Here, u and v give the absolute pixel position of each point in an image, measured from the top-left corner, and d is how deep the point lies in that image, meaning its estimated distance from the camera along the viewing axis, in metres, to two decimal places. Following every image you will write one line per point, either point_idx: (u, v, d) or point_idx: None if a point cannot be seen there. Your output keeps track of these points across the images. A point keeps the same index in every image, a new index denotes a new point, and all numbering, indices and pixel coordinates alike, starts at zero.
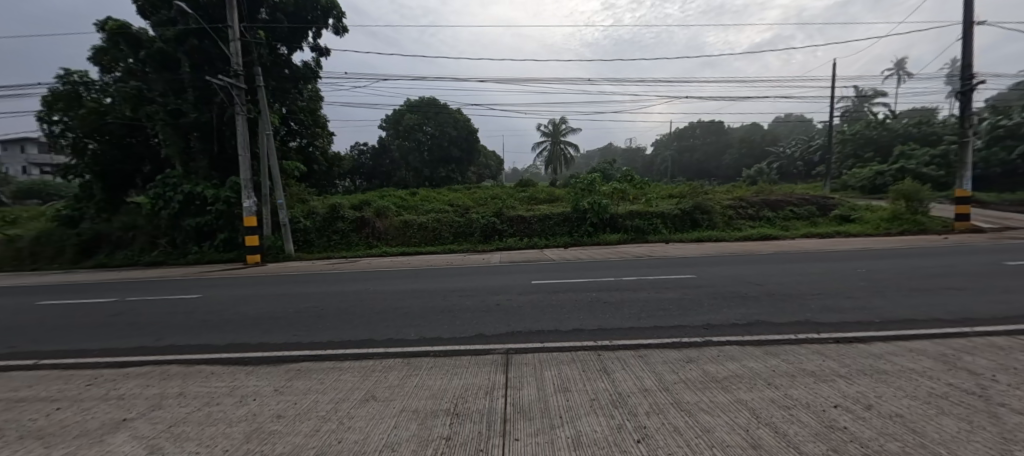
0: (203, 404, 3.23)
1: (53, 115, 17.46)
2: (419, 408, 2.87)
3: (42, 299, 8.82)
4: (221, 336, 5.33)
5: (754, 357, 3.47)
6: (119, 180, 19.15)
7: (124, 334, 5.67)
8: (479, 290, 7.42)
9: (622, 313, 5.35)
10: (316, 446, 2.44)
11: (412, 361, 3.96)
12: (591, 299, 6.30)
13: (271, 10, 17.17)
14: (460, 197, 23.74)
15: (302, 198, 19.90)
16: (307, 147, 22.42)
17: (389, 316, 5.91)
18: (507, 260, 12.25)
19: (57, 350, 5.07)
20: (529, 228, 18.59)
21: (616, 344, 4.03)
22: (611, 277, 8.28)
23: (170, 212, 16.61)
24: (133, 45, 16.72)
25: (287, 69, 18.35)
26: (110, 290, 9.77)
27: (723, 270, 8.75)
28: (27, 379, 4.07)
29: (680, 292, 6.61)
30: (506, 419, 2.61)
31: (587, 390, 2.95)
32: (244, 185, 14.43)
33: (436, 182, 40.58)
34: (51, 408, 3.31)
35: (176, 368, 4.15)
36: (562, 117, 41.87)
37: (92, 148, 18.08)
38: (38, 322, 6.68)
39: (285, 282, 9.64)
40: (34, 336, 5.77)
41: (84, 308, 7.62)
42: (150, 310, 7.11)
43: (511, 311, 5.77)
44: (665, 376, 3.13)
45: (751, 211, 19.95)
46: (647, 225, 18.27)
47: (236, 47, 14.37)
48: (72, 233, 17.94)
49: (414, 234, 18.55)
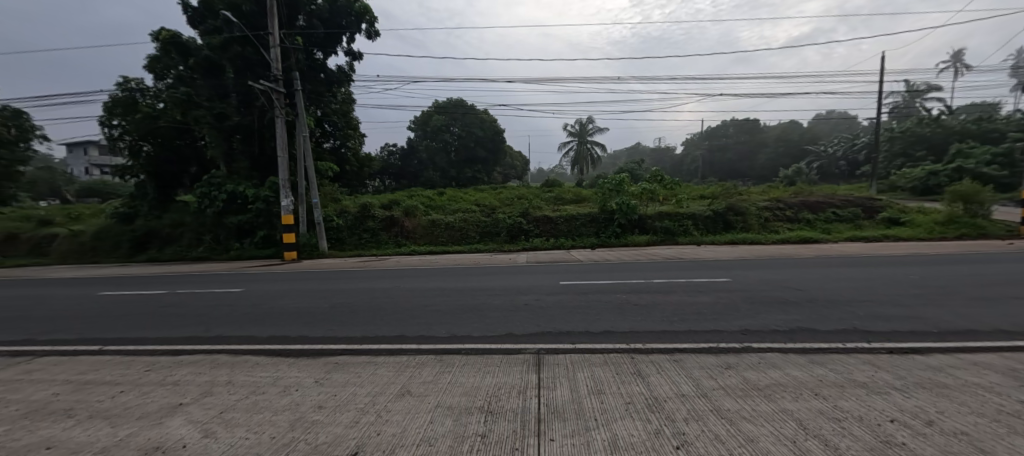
0: (249, 393, 3.41)
1: (113, 119, 18.79)
2: (453, 405, 2.91)
3: (103, 290, 9.56)
4: (263, 329, 5.58)
5: (798, 365, 3.32)
6: (169, 179, 20.42)
7: (173, 324, 6.04)
8: (507, 290, 7.45)
9: (654, 316, 5.26)
10: (357, 438, 2.52)
11: (444, 357, 4.04)
12: (620, 301, 6.21)
13: (309, 17, 17.97)
14: (486, 198, 23.95)
15: (335, 197, 20.56)
16: (340, 148, 23.16)
17: (420, 314, 6.02)
18: (534, 261, 12.25)
19: (116, 337, 5.47)
20: (555, 228, 18.57)
21: (649, 347, 3.95)
22: (641, 279, 8.13)
23: (214, 211, 17.46)
24: (183, 53, 17.78)
25: (321, 74, 18.95)
26: (164, 282, 10.52)
27: (758, 274, 8.43)
28: (92, 364, 4.40)
29: (713, 295, 6.41)
30: (540, 418, 2.61)
31: (622, 392, 2.93)
32: (282, 185, 15.02)
33: (462, 182, 41.19)
34: (115, 391, 3.58)
35: (224, 358, 4.38)
36: (589, 117, 41.47)
37: (146, 151, 19.37)
38: (100, 310, 7.24)
39: (319, 278, 10.00)
40: (98, 324, 6.27)
41: (140, 299, 8.20)
42: (199, 302, 7.57)
43: (539, 311, 5.77)
44: (703, 381, 3.05)
45: (789, 213, 19.12)
46: (676, 226, 17.88)
47: (276, 53, 15.02)
48: (128, 229, 19.29)
49: (441, 233, 18.87)
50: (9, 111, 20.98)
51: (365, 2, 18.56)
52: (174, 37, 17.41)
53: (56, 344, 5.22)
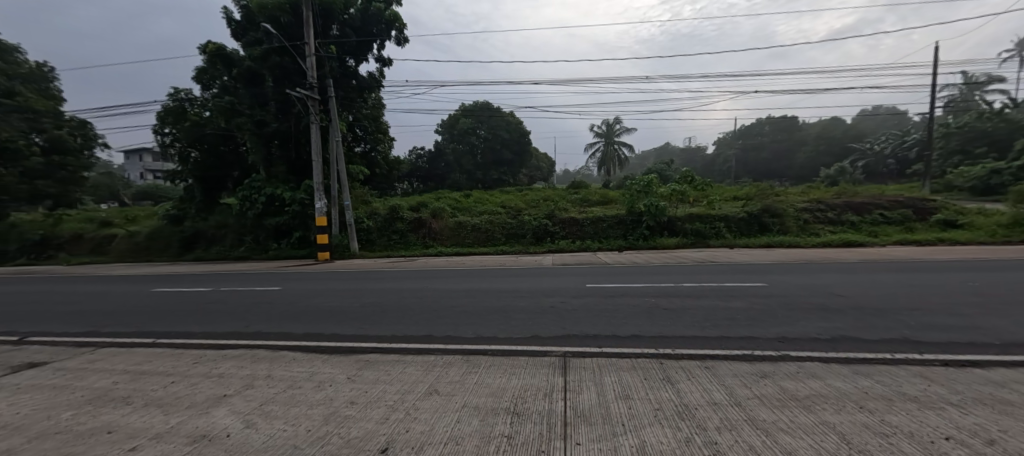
0: (287, 387, 3.58)
1: (165, 128, 20.16)
2: (480, 405, 2.95)
3: (156, 287, 10.28)
4: (298, 326, 5.84)
5: (841, 376, 3.14)
6: (214, 183, 21.71)
7: (218, 320, 6.43)
8: (532, 292, 7.45)
9: (684, 321, 5.12)
10: (387, 434, 2.60)
11: (471, 358, 4.08)
12: (649, 305, 6.08)
13: (342, 26, 18.69)
14: (512, 200, 24.01)
15: (365, 200, 21.19)
16: (370, 152, 23.90)
17: (447, 314, 6.12)
18: (560, 263, 12.19)
19: (168, 331, 5.88)
20: (581, 230, 18.38)
21: (679, 353, 3.85)
22: (670, 282, 7.91)
23: (254, 213, 18.43)
24: (228, 64, 18.89)
25: (353, 81, 19.63)
26: (210, 280, 11.20)
27: (797, 279, 8.04)
28: (146, 355, 4.75)
29: (747, 301, 6.17)
30: (566, 422, 2.60)
31: (651, 398, 2.86)
32: (317, 188, 15.66)
33: (488, 184, 41.54)
34: (167, 381, 3.85)
35: (264, 353, 4.62)
36: (616, 117, 40.86)
37: (194, 157, 20.67)
38: (154, 306, 7.80)
39: (350, 278, 10.35)
40: (152, 318, 6.76)
41: (188, 296, 8.77)
42: (241, 300, 8.01)
43: (565, 314, 5.74)
44: (736, 390, 2.94)
45: (831, 215, 18.10)
46: (708, 229, 17.32)
47: (312, 61, 15.70)
48: (178, 230, 20.70)
49: (467, 234, 19.09)
50: (75, 123, 23.08)
51: (394, 10, 19.08)
52: (220, 49, 18.53)
53: (116, 336, 5.67)
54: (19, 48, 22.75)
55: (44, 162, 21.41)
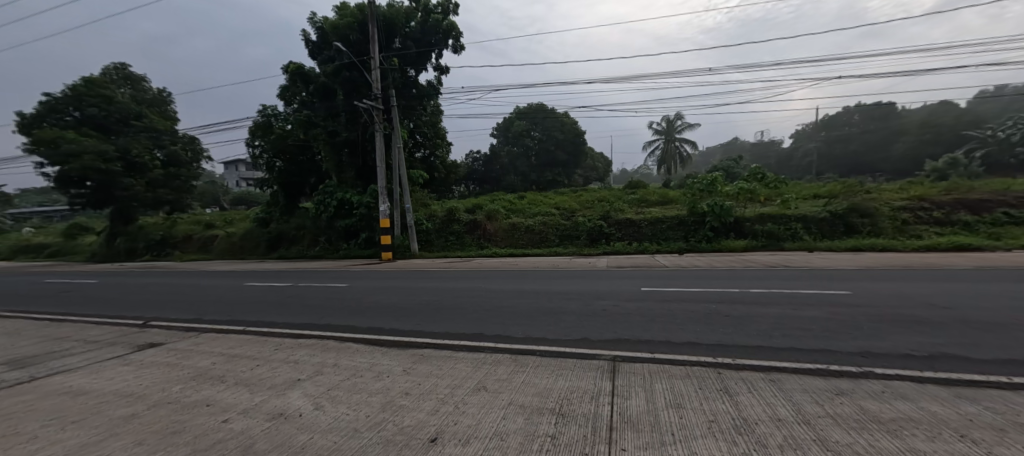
0: (350, 375, 3.90)
1: (255, 141, 22.78)
2: (525, 404, 2.98)
3: (248, 281, 11.72)
4: (362, 320, 6.32)
5: (940, 399, 2.72)
6: (294, 189, 24.13)
7: (296, 312, 7.18)
8: (584, 294, 7.34)
9: (748, 329, 4.74)
10: (436, 425, 2.74)
11: (519, 358, 4.13)
12: (709, 311, 5.71)
13: (403, 39, 19.88)
14: (566, 201, 23.74)
15: (425, 202, 22.22)
16: (430, 157, 25.05)
17: (498, 314, 6.24)
18: (615, 265, 11.86)
19: (256, 320, 6.68)
20: (638, 232, 17.71)
21: (741, 363, 3.58)
22: (736, 288, 7.34)
23: (327, 216, 20.18)
24: (306, 81, 20.93)
25: (414, 89, 20.77)
26: (290, 277, 12.50)
27: (891, 287, 7.04)
28: (238, 341, 5.45)
29: (826, 310, 5.54)
30: (611, 426, 2.55)
31: (705, 409, 2.70)
32: (381, 192, 16.78)
33: (543, 185, 41.51)
34: (254, 364, 4.39)
35: (332, 343, 5.08)
36: (677, 113, 38.76)
37: (278, 165, 23.14)
38: (246, 298, 8.91)
39: (411, 277, 10.95)
40: (244, 309, 7.72)
41: (273, 290, 9.88)
42: (315, 295, 8.84)
43: (616, 317, 5.58)
44: (804, 407, 2.67)
45: (938, 215, 15.65)
46: (782, 230, 15.83)
47: (377, 74, 16.89)
48: (265, 231, 23.34)
49: (521, 236, 19.25)
50: (187, 138, 26.94)
51: (451, 20, 19.87)
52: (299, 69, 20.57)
53: (216, 323, 6.56)
54: (145, 78, 27.20)
55: (164, 173, 25.35)
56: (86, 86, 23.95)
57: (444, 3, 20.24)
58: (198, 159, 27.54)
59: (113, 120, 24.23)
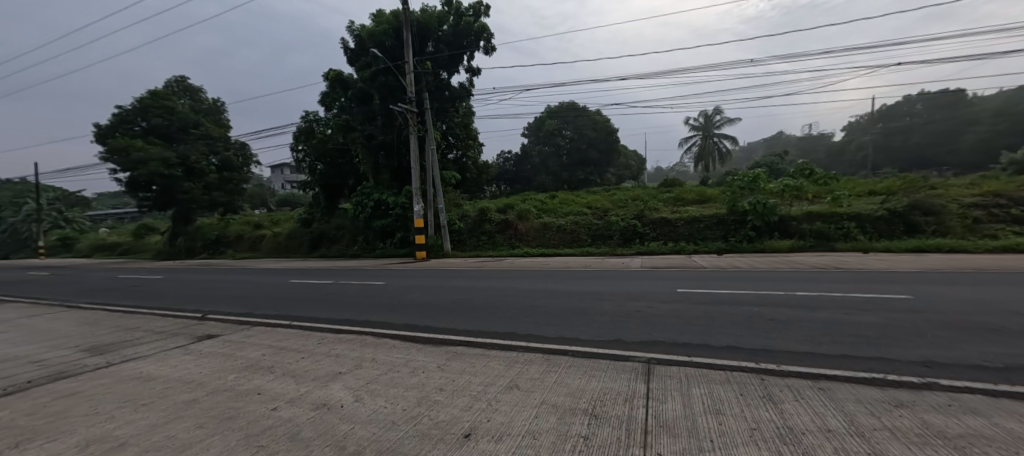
0: (387, 370, 4.05)
1: (298, 145, 24.01)
2: (557, 404, 2.98)
3: (294, 279, 12.41)
4: (398, 317, 6.54)
5: (1017, 416, 2.46)
6: (334, 191, 25.25)
7: (337, 308, 7.52)
8: (618, 295, 7.21)
9: (794, 334, 4.48)
10: (469, 421, 2.79)
11: (551, 358, 4.12)
12: (751, 314, 5.45)
13: (436, 43, 20.30)
14: (599, 200, 23.36)
15: (457, 202, 22.54)
16: (462, 158, 25.33)
17: (530, 313, 6.25)
18: (650, 266, 11.54)
19: (300, 315, 7.07)
20: (674, 231, 17.15)
21: (785, 370, 3.40)
22: (781, 291, 6.95)
23: (365, 216, 20.99)
24: (345, 87, 21.82)
25: (446, 91, 21.16)
26: (331, 274, 13.10)
27: (962, 292, 6.41)
28: (285, 334, 5.78)
29: (883, 315, 5.14)
30: (646, 430, 2.50)
31: (747, 416, 2.59)
32: (415, 193, 17.25)
33: (574, 185, 41.02)
34: (299, 357, 4.66)
35: (370, 339, 5.30)
36: (716, 107, 37.17)
37: (319, 168, 24.28)
38: (291, 294, 9.44)
39: (445, 276, 11.18)
40: (289, 304, 8.19)
41: (317, 287, 10.40)
42: (355, 292, 9.24)
43: (651, 319, 5.45)
44: (857, 418, 2.50)
45: (1015, 213, 14.22)
46: (832, 230, 14.81)
47: (411, 78, 17.37)
48: (308, 231, 24.65)
49: (553, 236, 19.17)
50: (238, 144, 28.87)
51: (482, 21, 20.09)
52: (339, 75, 21.47)
53: (265, 317, 7.02)
54: (202, 89, 29.38)
55: (218, 177, 27.33)
56: (152, 98, 26.22)
57: (476, 5, 20.45)
58: (248, 163, 29.43)
59: (175, 129, 26.39)
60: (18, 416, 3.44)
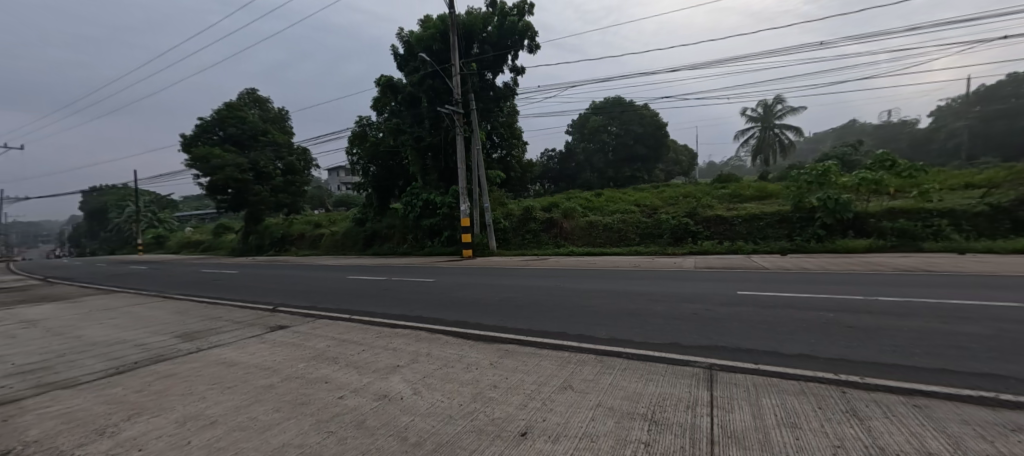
0: (442, 365, 4.18)
1: (353, 149, 25.40)
2: (614, 407, 2.92)
3: (352, 275, 13.19)
4: (449, 314, 6.74)
5: None
6: (386, 192, 26.45)
7: (393, 304, 7.91)
8: (673, 297, 6.92)
9: (878, 344, 4.05)
10: (525, 419, 2.81)
11: (605, 359, 4.04)
12: (825, 320, 4.99)
13: (481, 45, 20.67)
14: (648, 197, 22.55)
15: (502, 201, 22.67)
16: (507, 157, 25.35)
17: (580, 314, 6.17)
18: (705, 266, 10.96)
19: (360, 310, 7.50)
20: (730, 230, 16.18)
21: (870, 382, 3.09)
22: (861, 295, 6.30)
23: (414, 215, 21.85)
24: (395, 92, 22.76)
25: (491, 92, 21.43)
26: (385, 271, 13.76)
27: None
28: (347, 327, 6.17)
29: (992, 326, 4.48)
30: (712, 440, 2.37)
31: (829, 432, 2.37)
32: (462, 193, 17.65)
33: (620, 182, 39.89)
34: (360, 349, 4.94)
35: (424, 334, 5.50)
36: (777, 96, 34.45)
37: (372, 170, 25.56)
38: (351, 290, 10.05)
39: (493, 275, 11.33)
40: (350, 299, 8.71)
41: (373, 283, 10.98)
42: (408, 289, 9.63)
43: (710, 323, 5.18)
44: (964, 442, 2.21)
45: None
46: (919, 228, 13.22)
47: (457, 80, 17.79)
48: (362, 230, 26.11)
49: (599, 234, 18.80)
50: (300, 150, 31.19)
51: (526, 20, 20.04)
52: (389, 81, 22.45)
53: (328, 311, 7.52)
54: (269, 99, 31.98)
55: (283, 180, 29.72)
56: (227, 109, 28.95)
57: (520, 4, 20.51)
58: (308, 166, 31.68)
59: (246, 137, 28.98)
60: (129, 392, 3.95)
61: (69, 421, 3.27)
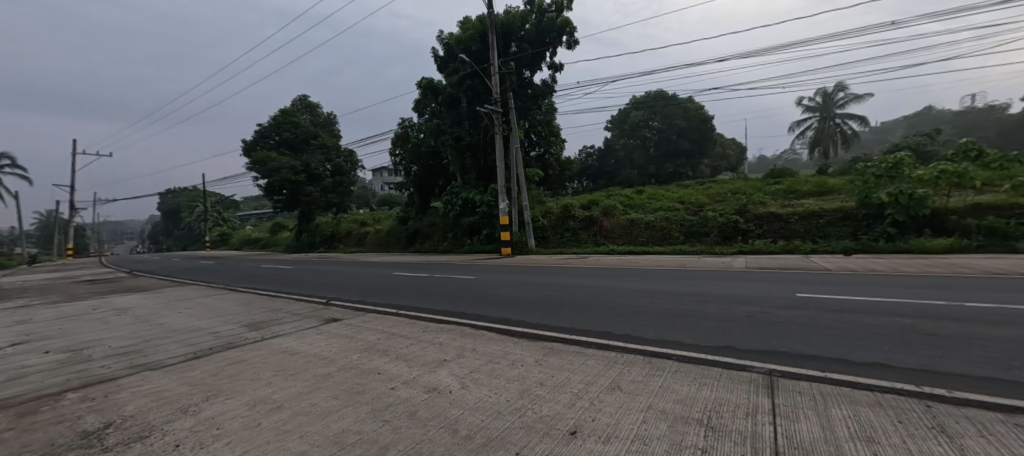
0: (488, 360, 4.27)
1: (395, 150, 26.36)
2: (666, 410, 2.84)
3: (397, 272, 13.72)
4: (492, 311, 6.84)
5: None
6: (426, 191, 27.25)
7: (438, 300, 8.14)
8: (725, 298, 6.60)
9: (966, 355, 3.64)
10: (574, 418, 2.81)
11: (654, 361, 3.94)
12: (901, 326, 4.57)
13: (519, 43, 20.69)
14: (693, 194, 21.64)
15: (541, 199, 22.45)
16: (545, 155, 25.29)
17: (625, 313, 6.05)
18: (759, 266, 10.35)
19: (406, 305, 7.80)
20: (785, 228, 15.20)
21: (960, 397, 2.78)
22: (944, 301, 5.68)
23: (454, 214, 22.37)
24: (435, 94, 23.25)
25: (529, 90, 21.38)
26: (428, 268, 14.20)
27: None
28: (395, 321, 6.44)
29: None
30: (776, 450, 2.24)
31: (913, 449, 2.17)
32: (500, 191, 17.84)
33: (662, 178, 38.55)
34: (409, 342, 5.14)
35: (468, 329, 5.63)
36: (839, 83, 31.77)
37: (414, 170, 26.42)
38: (398, 286, 10.46)
39: (534, 273, 11.35)
40: (397, 294, 9.08)
41: (418, 280, 11.36)
42: (452, 285, 9.87)
43: (767, 326, 4.90)
44: None
45: None
46: (1012, 225, 11.75)
47: (496, 80, 17.93)
48: (404, 228, 27.09)
49: (641, 233, 18.30)
50: (347, 152, 32.90)
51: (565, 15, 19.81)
52: (429, 83, 22.94)
53: (378, 305, 7.89)
54: (318, 105, 33.91)
55: (331, 181, 31.46)
56: (282, 116, 31.01)
57: None
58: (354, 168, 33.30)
59: (299, 141, 30.91)
60: (207, 375, 4.36)
61: (159, 399, 3.66)
